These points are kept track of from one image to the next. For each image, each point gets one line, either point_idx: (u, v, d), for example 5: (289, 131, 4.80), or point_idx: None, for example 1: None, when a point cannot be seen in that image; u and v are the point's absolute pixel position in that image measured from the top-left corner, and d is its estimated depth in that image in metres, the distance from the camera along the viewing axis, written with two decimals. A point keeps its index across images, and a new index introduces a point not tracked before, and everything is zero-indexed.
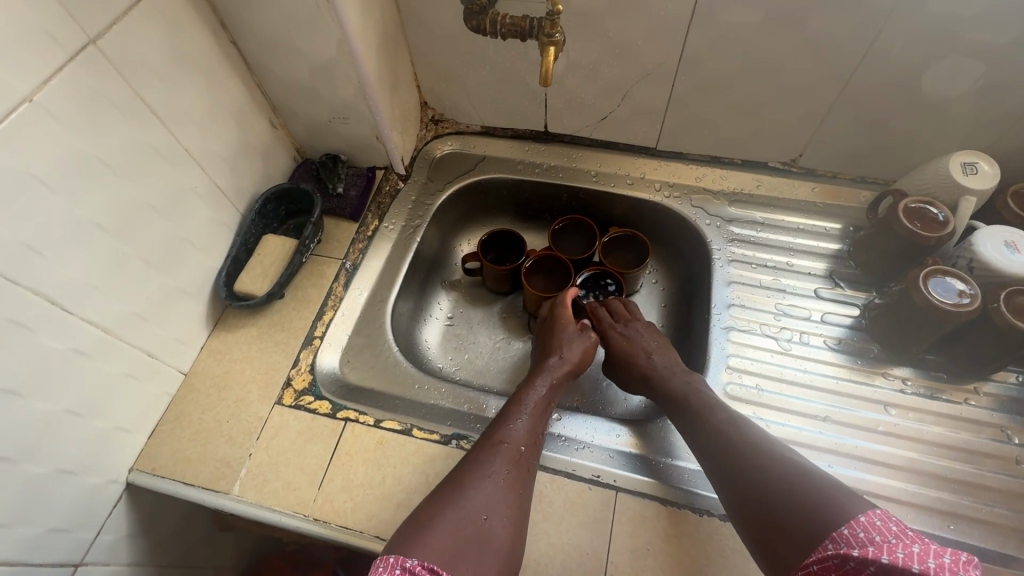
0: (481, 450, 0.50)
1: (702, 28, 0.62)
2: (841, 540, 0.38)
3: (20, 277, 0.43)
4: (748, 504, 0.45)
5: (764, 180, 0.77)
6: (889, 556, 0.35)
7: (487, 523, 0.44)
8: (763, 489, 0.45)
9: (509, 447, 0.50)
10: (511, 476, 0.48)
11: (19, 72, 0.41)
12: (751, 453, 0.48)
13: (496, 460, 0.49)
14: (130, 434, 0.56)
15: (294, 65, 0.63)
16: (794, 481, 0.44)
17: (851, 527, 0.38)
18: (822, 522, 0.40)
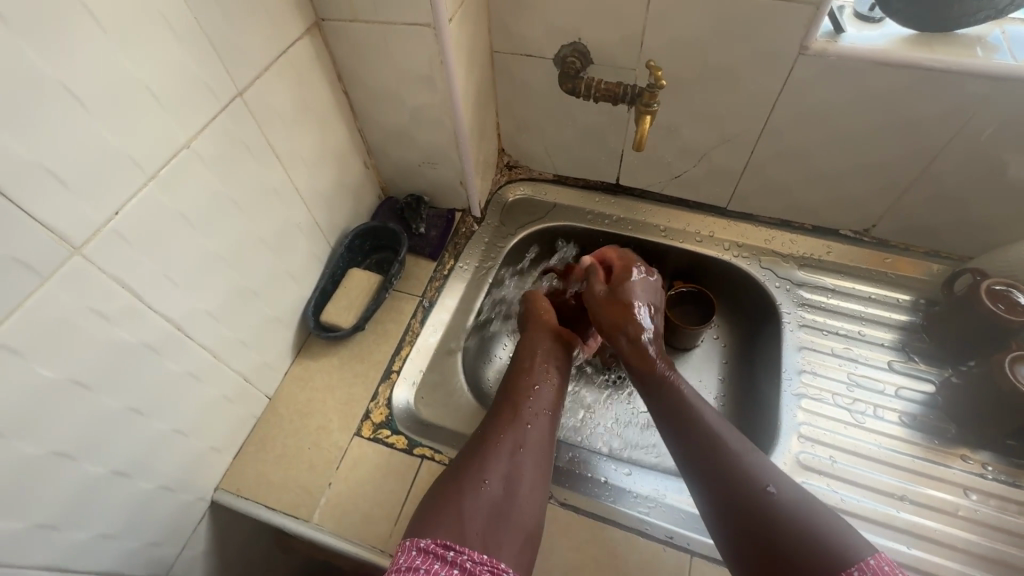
0: (485, 425, 0.56)
1: (789, 104, 0.64)
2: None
3: (159, 305, 0.46)
4: (736, 533, 0.46)
5: (834, 247, 0.78)
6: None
7: (489, 489, 0.49)
8: (757, 524, 0.45)
9: (509, 419, 0.56)
10: (514, 445, 0.54)
11: (185, 122, 0.45)
12: (742, 483, 0.48)
13: (496, 435, 0.54)
14: (220, 454, 0.58)
15: (396, 113, 0.67)
16: (786, 520, 0.44)
17: (862, 570, 0.39)
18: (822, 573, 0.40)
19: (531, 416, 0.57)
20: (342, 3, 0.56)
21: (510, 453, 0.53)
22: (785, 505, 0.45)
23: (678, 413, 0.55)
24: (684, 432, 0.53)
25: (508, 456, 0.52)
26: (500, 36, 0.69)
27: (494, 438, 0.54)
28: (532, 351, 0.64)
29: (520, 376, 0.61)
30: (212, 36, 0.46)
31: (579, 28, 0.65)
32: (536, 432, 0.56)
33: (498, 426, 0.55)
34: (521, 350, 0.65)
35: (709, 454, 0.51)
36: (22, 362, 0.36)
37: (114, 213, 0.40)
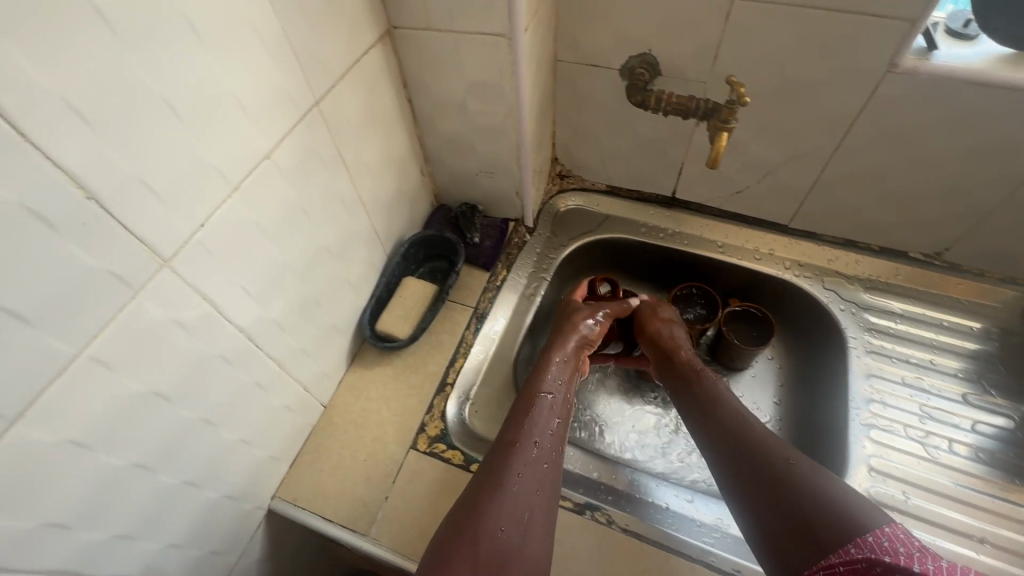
0: (500, 450, 0.52)
1: (869, 122, 0.61)
2: (866, 547, 0.39)
3: (234, 317, 0.46)
4: (762, 508, 0.48)
5: (902, 270, 0.74)
6: (920, 567, 0.36)
7: (505, 536, 0.44)
8: (780, 495, 0.47)
9: (519, 449, 0.52)
10: (529, 480, 0.49)
11: (267, 133, 0.44)
12: (765, 458, 0.50)
13: (505, 468, 0.50)
14: (278, 462, 0.58)
15: (459, 121, 0.66)
16: (808, 489, 0.46)
17: (876, 536, 0.40)
18: (842, 532, 0.41)
19: (547, 451, 0.53)
20: (416, 12, 0.55)
21: (526, 489, 0.48)
22: (806, 476, 0.47)
23: (714, 417, 0.56)
24: (720, 433, 0.55)
25: (522, 490, 0.48)
26: (566, 44, 0.68)
27: (509, 470, 0.50)
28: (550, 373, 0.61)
29: (533, 404, 0.57)
30: (296, 45, 0.45)
31: (650, 39, 0.63)
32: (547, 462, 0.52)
33: (513, 458, 0.51)
34: (539, 370, 0.62)
35: (742, 448, 0.52)
36: (111, 375, 0.36)
37: (200, 225, 0.40)
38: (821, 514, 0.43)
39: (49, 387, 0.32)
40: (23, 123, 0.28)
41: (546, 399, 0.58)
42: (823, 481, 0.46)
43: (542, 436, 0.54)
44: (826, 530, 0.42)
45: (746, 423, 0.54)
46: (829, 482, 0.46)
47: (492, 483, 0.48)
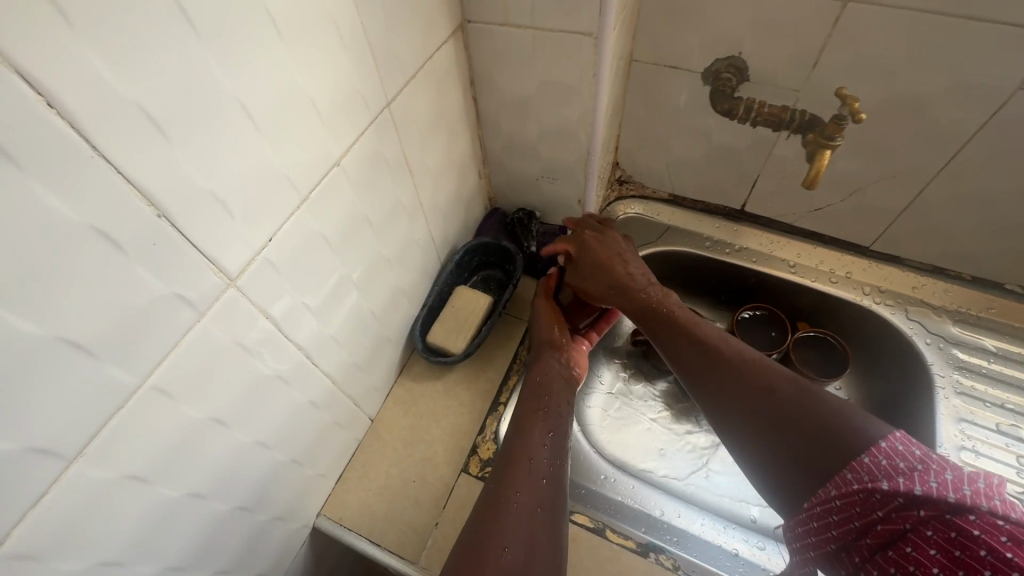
0: (499, 472, 0.47)
1: (986, 144, 0.55)
2: (863, 470, 0.36)
3: (294, 335, 0.43)
4: (751, 445, 0.44)
5: (997, 303, 0.68)
6: (921, 487, 0.33)
7: (510, 557, 0.39)
8: (767, 428, 0.43)
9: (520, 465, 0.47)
10: (529, 500, 0.44)
11: (340, 139, 0.41)
12: (743, 389, 0.46)
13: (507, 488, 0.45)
14: (324, 480, 0.55)
15: (525, 123, 0.62)
16: (792, 416, 0.41)
17: (872, 455, 0.36)
18: (838, 454, 0.38)
19: (546, 466, 0.47)
20: (494, 5, 0.50)
21: (526, 509, 0.43)
22: (789, 399, 0.43)
23: (694, 350, 0.51)
24: (701, 364, 0.50)
25: (525, 509, 0.43)
26: (645, 43, 0.63)
27: (505, 492, 0.44)
28: (543, 386, 0.55)
29: (533, 423, 0.51)
30: (373, 41, 0.41)
31: (742, 42, 0.58)
32: (550, 483, 0.46)
33: (510, 479, 0.45)
34: (530, 384, 0.56)
35: (723, 377, 0.47)
36: (171, 404, 0.33)
37: (267, 239, 0.37)
38: (811, 437, 0.40)
39: (110, 421, 0.29)
40: (95, 134, 0.24)
41: (541, 413, 0.52)
42: (806, 402, 0.42)
43: (542, 451, 0.48)
44: (820, 453, 0.39)
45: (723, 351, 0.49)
46: (815, 400, 0.42)
47: (490, 508, 0.43)
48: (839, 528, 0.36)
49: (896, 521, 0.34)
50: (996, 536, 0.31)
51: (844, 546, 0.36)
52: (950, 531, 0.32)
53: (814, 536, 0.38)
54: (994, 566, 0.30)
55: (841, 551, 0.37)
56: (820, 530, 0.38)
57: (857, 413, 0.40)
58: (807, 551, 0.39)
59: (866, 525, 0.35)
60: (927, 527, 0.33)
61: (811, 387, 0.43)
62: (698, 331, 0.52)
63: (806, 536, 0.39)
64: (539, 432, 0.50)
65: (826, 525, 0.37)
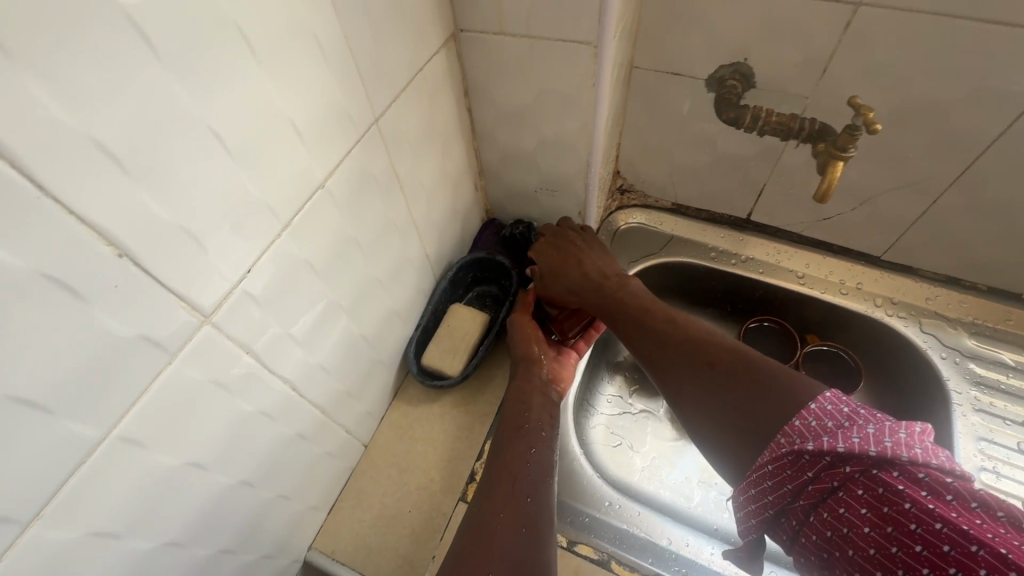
0: (481, 494, 0.44)
1: (1008, 152, 0.52)
2: (794, 433, 0.35)
3: (279, 368, 0.40)
4: (694, 417, 0.42)
5: (1016, 315, 0.66)
6: (845, 445, 0.32)
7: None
8: (709, 400, 0.41)
9: (506, 485, 0.44)
10: (515, 519, 0.41)
11: (324, 160, 0.38)
12: (688, 362, 0.44)
13: (492, 508, 0.42)
14: (316, 511, 0.52)
15: (522, 135, 0.59)
16: (735, 385, 0.40)
17: (803, 418, 0.35)
18: (772, 418, 0.37)
19: (532, 483, 0.45)
20: (488, 12, 0.48)
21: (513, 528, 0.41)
22: (730, 368, 0.41)
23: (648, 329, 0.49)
24: (653, 341, 0.48)
25: (510, 530, 0.40)
26: (646, 49, 0.60)
27: (487, 513, 0.42)
28: (527, 398, 0.53)
29: (515, 439, 0.48)
30: (358, 54, 0.38)
31: (749, 48, 0.55)
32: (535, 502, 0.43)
33: (495, 499, 0.43)
34: (517, 396, 0.53)
35: (676, 354, 0.46)
36: (140, 454, 0.31)
37: (244, 273, 0.34)
38: (751, 405, 0.39)
39: (71, 477, 0.27)
40: (39, 172, 0.22)
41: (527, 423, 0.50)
42: (746, 371, 0.41)
43: (529, 467, 0.46)
44: (756, 416, 0.38)
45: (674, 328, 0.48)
46: (754, 367, 0.41)
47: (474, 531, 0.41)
48: (775, 493, 0.35)
49: (825, 480, 0.33)
50: (918, 491, 0.30)
51: (783, 511, 0.35)
52: (878, 488, 0.31)
53: (752, 504, 0.36)
54: (919, 519, 0.29)
55: (779, 516, 0.35)
56: (757, 497, 0.36)
57: (798, 377, 0.39)
58: (749, 519, 0.37)
59: (798, 487, 0.34)
60: (857, 484, 0.32)
61: (753, 355, 0.42)
62: (652, 309, 0.51)
63: (746, 504, 0.37)
64: (523, 448, 0.47)
65: (762, 491, 0.36)
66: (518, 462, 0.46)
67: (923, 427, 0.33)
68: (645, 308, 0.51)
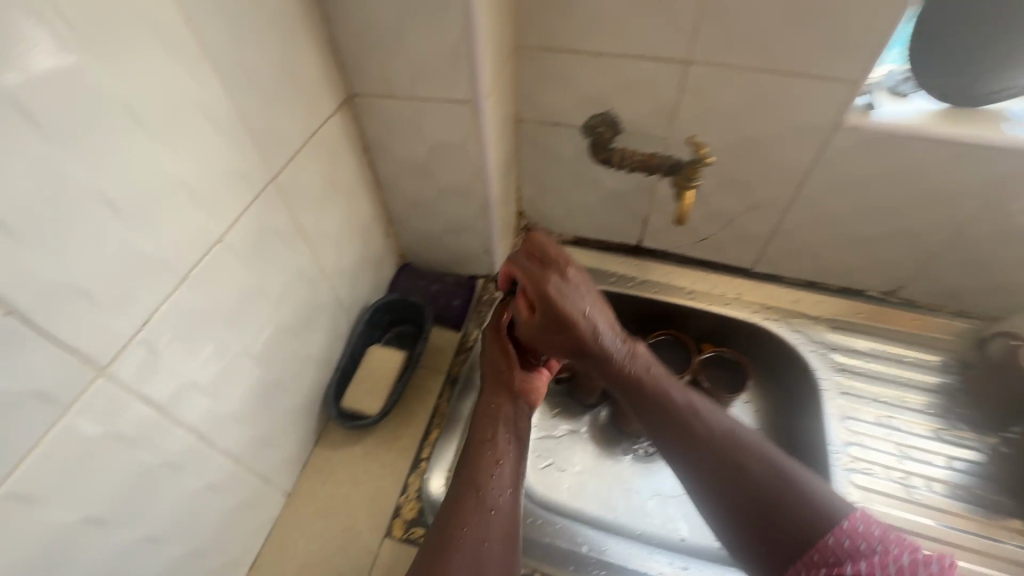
0: (444, 509, 0.49)
1: (823, 174, 0.64)
2: (828, 551, 0.39)
3: (182, 417, 0.41)
4: (721, 515, 0.45)
5: (863, 307, 0.77)
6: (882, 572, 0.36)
7: None
8: (739, 504, 0.44)
9: (471, 501, 0.49)
10: (475, 535, 0.46)
11: (221, 217, 0.41)
12: (714, 458, 0.46)
13: (455, 526, 0.47)
14: (235, 567, 0.52)
15: (422, 183, 0.65)
16: (768, 493, 0.43)
17: (838, 536, 0.39)
18: (803, 535, 0.40)
19: (495, 497, 0.50)
20: (375, 79, 0.54)
21: (473, 545, 0.46)
22: (761, 475, 0.44)
23: (669, 419, 0.50)
24: (676, 434, 0.49)
25: (472, 545, 0.46)
26: (527, 104, 0.68)
27: (452, 531, 0.47)
28: (495, 411, 0.56)
29: (481, 454, 0.53)
30: (248, 121, 0.42)
31: (611, 100, 0.64)
32: (498, 519, 0.49)
33: (458, 517, 0.47)
34: (481, 410, 0.57)
35: (705, 453, 0.47)
36: (32, 512, 0.31)
37: (142, 323, 0.36)
38: (777, 516, 0.42)
39: None
40: None
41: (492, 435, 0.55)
42: (776, 480, 0.44)
43: (491, 484, 0.51)
44: (785, 528, 0.41)
45: (687, 409, 0.50)
46: (786, 476, 0.44)
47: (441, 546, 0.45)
48: None
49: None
50: None
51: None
52: None
53: None
54: None
55: None
56: None
57: (829, 493, 0.43)
58: None
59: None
60: None
61: (783, 461, 0.45)
62: (667, 390, 0.52)
63: None
64: (493, 469, 0.52)
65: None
66: (490, 484, 0.51)
67: (952, 562, 0.37)
68: (656, 387, 0.52)
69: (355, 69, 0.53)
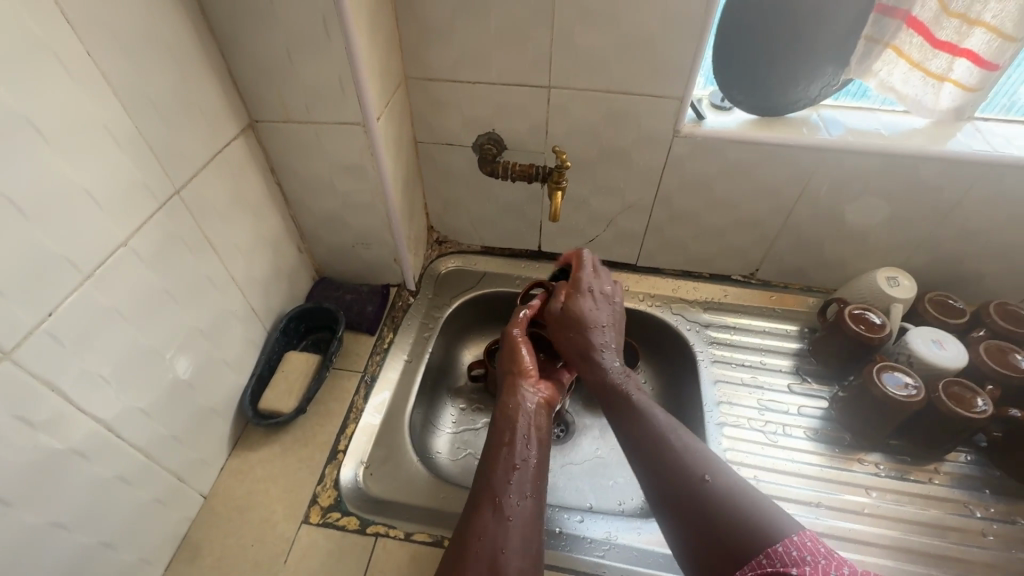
0: (464, 522, 0.52)
1: (672, 175, 0.76)
2: (776, 557, 0.39)
3: (88, 407, 0.45)
4: (681, 525, 0.47)
5: (730, 290, 0.89)
6: None
7: None
8: (698, 513, 0.46)
9: (488, 510, 0.52)
10: (492, 543, 0.49)
11: (123, 223, 0.46)
12: (681, 475, 0.49)
13: (474, 534, 0.50)
14: (150, 565, 0.54)
15: (328, 199, 0.72)
16: (727, 504, 0.45)
17: (786, 545, 0.39)
18: (754, 543, 0.41)
19: (513, 505, 0.53)
20: (273, 106, 0.61)
21: (489, 552, 0.48)
22: (722, 492, 0.46)
23: (646, 437, 0.54)
24: (649, 451, 0.53)
25: (489, 551, 0.49)
26: (422, 128, 0.78)
27: (469, 543, 0.49)
28: (511, 422, 0.61)
29: (497, 464, 0.56)
30: (150, 141, 0.49)
31: (492, 121, 0.75)
32: (517, 523, 0.51)
33: (477, 527, 0.50)
34: (498, 422, 0.62)
35: (674, 468, 0.50)
36: None
37: (47, 314, 0.40)
38: (733, 523, 0.43)
39: None
40: None
41: (506, 449, 0.58)
42: (734, 497, 0.45)
43: (508, 491, 0.54)
44: (739, 536, 0.42)
45: (666, 429, 0.54)
46: (741, 487, 0.47)
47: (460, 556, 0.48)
48: None
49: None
50: None
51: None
52: None
53: None
54: None
55: None
56: None
57: (779, 510, 0.44)
58: None
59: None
60: None
61: (742, 483, 0.47)
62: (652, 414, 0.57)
63: None
64: (508, 477, 0.55)
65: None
66: (506, 492, 0.54)
67: None
68: (643, 411, 0.57)
69: (254, 98, 0.60)
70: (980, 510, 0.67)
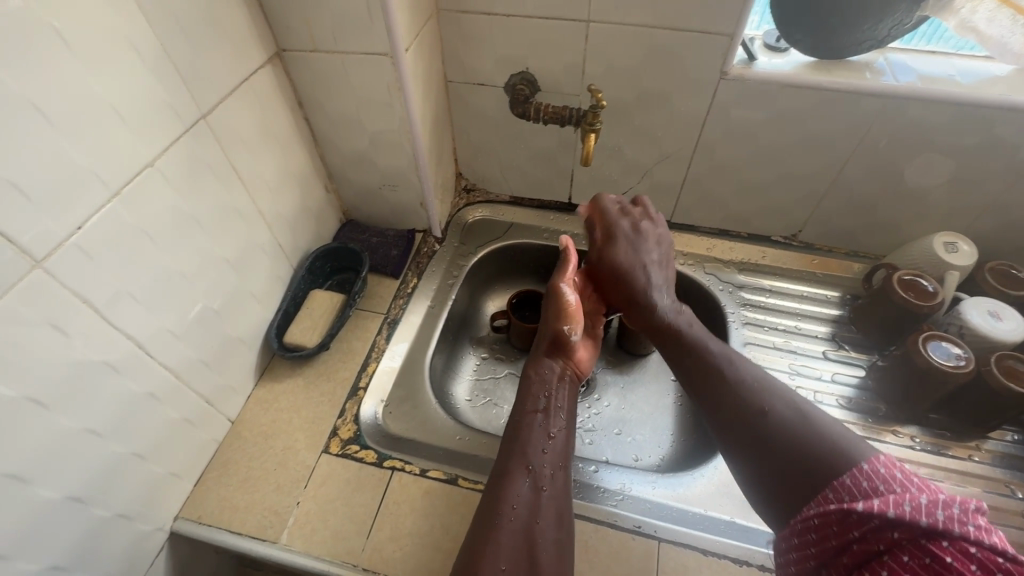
0: (495, 487, 0.50)
1: (716, 123, 0.72)
2: (843, 491, 0.38)
3: (120, 324, 0.46)
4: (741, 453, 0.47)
5: (768, 251, 0.85)
6: (895, 511, 0.34)
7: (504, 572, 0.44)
8: (760, 435, 0.46)
9: (518, 477, 0.51)
10: (526, 513, 0.48)
11: (149, 144, 0.47)
12: (741, 409, 0.48)
13: (507, 500, 0.49)
14: (180, 480, 0.57)
15: (355, 136, 0.70)
16: (794, 431, 0.44)
17: (854, 477, 0.38)
18: (823, 471, 0.40)
19: (546, 477, 0.51)
20: (301, 33, 0.59)
21: (522, 523, 0.48)
22: (782, 420, 0.46)
23: (698, 371, 0.54)
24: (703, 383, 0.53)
25: (523, 523, 0.48)
26: (453, 66, 0.75)
27: (503, 511, 0.48)
28: (538, 391, 0.59)
29: (527, 425, 0.55)
30: (174, 59, 0.48)
31: (527, 59, 0.71)
32: (550, 495, 0.50)
33: (509, 494, 0.49)
34: (525, 390, 0.59)
35: (731, 401, 0.49)
36: None
37: (75, 228, 0.41)
38: (803, 448, 0.43)
39: None
40: None
41: (537, 417, 0.56)
42: (796, 424, 0.45)
43: (540, 462, 0.52)
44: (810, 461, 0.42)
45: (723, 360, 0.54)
46: (805, 418, 0.45)
47: (495, 526, 0.47)
48: (818, 547, 0.38)
49: (871, 542, 0.34)
50: (967, 565, 0.30)
51: (822, 564, 0.37)
52: (925, 557, 0.32)
53: (795, 554, 0.39)
54: None
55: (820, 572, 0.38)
56: (800, 548, 0.39)
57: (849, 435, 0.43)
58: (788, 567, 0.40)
59: (842, 543, 0.36)
60: (903, 551, 0.33)
61: (806, 408, 0.46)
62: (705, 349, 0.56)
63: (788, 552, 0.40)
64: (545, 445, 0.54)
65: (805, 543, 0.39)
66: (537, 457, 0.53)
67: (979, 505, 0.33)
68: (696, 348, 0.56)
69: (281, 24, 0.59)
70: (1021, 491, 0.63)
